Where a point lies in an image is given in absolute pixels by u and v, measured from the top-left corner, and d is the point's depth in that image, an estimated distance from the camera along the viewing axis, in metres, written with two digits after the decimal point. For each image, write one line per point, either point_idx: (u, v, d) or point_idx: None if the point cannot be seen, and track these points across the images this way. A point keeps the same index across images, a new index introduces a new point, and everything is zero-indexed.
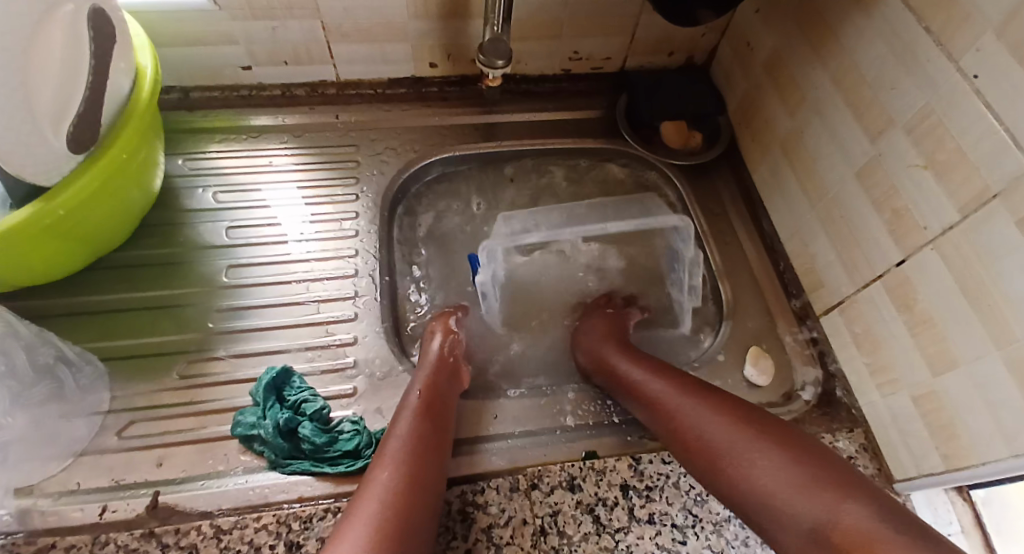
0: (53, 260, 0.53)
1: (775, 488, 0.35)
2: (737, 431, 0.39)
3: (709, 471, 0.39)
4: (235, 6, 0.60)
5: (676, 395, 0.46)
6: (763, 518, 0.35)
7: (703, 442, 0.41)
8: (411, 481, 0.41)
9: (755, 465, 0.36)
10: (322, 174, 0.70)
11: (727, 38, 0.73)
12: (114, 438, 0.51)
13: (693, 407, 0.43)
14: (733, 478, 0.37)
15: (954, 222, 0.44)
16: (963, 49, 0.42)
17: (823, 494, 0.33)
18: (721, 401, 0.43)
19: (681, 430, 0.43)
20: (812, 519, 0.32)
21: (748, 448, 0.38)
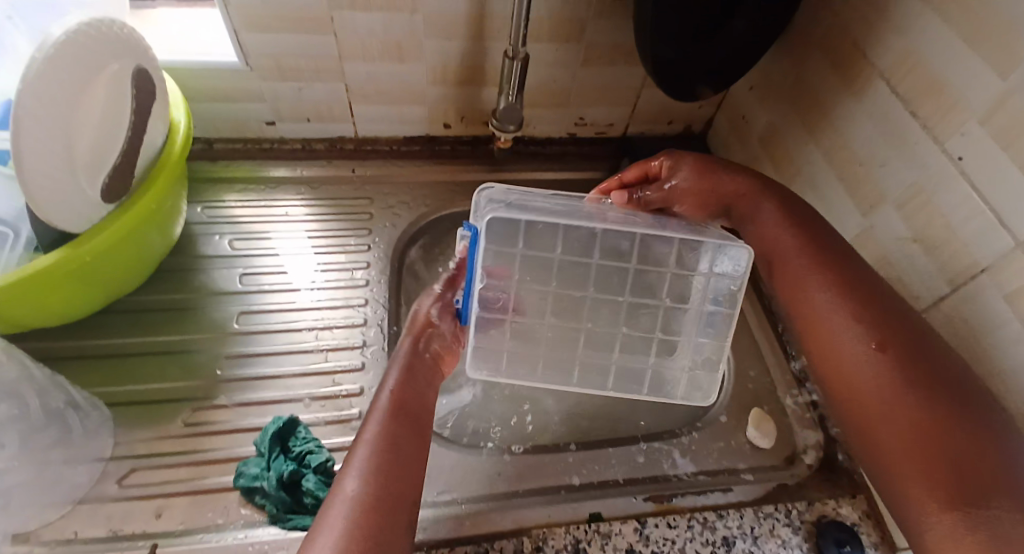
0: (70, 303, 0.54)
1: (936, 449, 0.37)
2: (942, 383, 0.39)
3: (849, 384, 0.42)
4: (266, 67, 0.64)
5: (842, 302, 0.45)
6: (901, 465, 0.38)
7: (887, 369, 0.41)
8: (378, 490, 0.38)
9: (926, 419, 0.38)
10: (336, 224, 0.72)
11: (722, 111, 0.78)
12: (114, 486, 0.51)
13: (869, 336, 0.42)
14: (892, 415, 0.39)
15: (946, 293, 0.46)
16: (948, 134, 0.45)
17: (986, 475, 0.35)
18: (907, 335, 0.42)
19: (843, 350, 0.43)
20: (966, 496, 0.35)
21: (928, 401, 0.38)
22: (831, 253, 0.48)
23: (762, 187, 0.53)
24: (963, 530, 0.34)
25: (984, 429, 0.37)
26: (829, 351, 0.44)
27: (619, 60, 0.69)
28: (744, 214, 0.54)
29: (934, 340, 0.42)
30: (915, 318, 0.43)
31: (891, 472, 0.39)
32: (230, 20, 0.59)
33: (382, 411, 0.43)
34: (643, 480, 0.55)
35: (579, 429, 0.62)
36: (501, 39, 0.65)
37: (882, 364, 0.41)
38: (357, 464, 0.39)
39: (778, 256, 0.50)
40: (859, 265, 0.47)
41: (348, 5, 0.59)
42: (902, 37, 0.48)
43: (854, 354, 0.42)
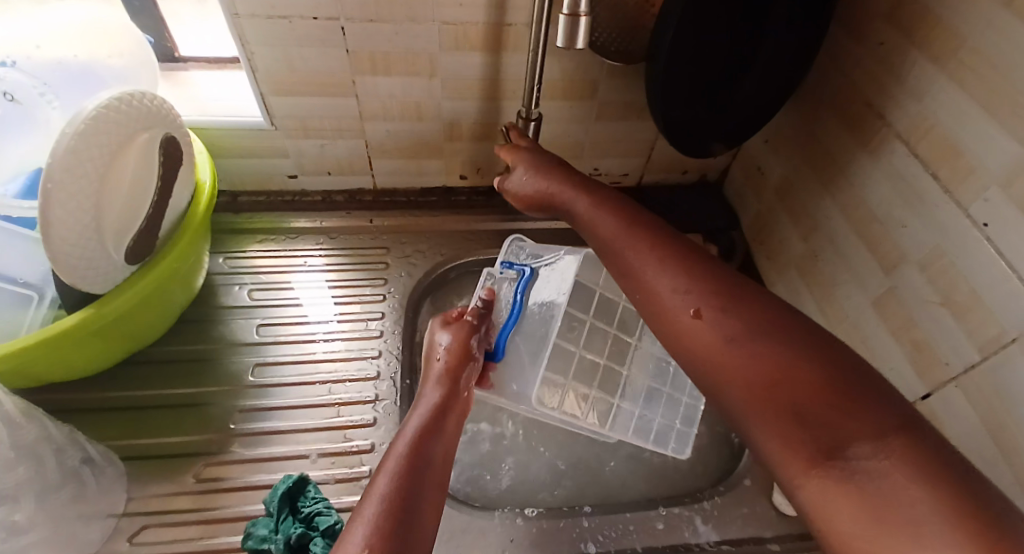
0: (93, 359, 0.55)
1: (774, 394, 0.30)
2: (724, 314, 0.34)
3: (720, 368, 0.33)
4: (290, 127, 0.67)
5: (660, 260, 0.39)
6: (763, 422, 0.30)
7: (668, 312, 0.36)
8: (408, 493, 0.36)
9: (752, 354, 0.32)
10: (353, 275, 0.73)
11: (738, 162, 0.78)
12: (125, 544, 0.51)
13: (667, 268, 0.38)
14: (745, 373, 0.32)
15: (976, 361, 0.45)
16: (970, 198, 0.44)
17: (838, 412, 0.27)
18: (695, 264, 0.38)
19: (650, 294, 0.38)
20: (831, 449, 0.27)
21: (738, 341, 0.33)
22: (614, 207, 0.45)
23: (562, 166, 0.51)
24: (833, 490, 0.26)
25: (807, 355, 0.30)
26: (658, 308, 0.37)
27: (632, 116, 0.70)
28: (569, 214, 0.49)
29: (686, 257, 0.38)
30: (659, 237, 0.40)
31: (752, 435, 0.31)
32: (256, 85, 0.61)
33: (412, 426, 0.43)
34: (660, 549, 0.53)
35: (594, 490, 0.60)
36: (516, 99, 0.67)
37: (714, 320, 0.34)
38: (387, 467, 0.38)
39: (588, 211, 0.46)
40: (634, 206, 0.45)
41: (369, 70, 0.61)
42: (917, 100, 0.48)
43: (683, 321, 0.35)
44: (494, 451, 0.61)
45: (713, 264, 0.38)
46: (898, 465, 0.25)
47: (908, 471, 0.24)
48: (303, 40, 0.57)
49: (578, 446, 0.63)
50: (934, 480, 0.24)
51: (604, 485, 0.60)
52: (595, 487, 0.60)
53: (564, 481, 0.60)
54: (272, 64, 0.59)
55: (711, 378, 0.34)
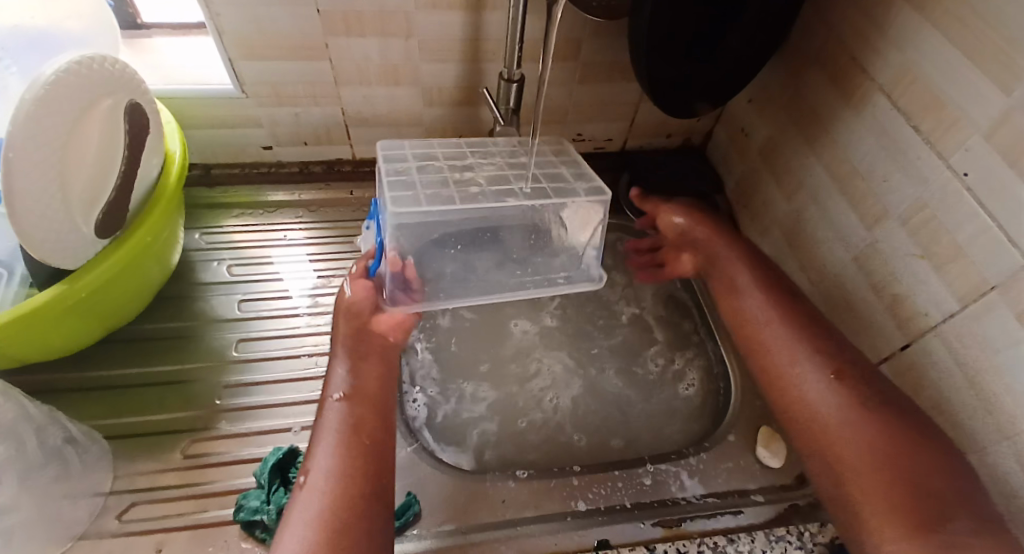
0: (70, 339, 0.54)
1: (898, 488, 0.44)
2: (862, 383, 0.50)
3: (817, 440, 0.50)
4: (262, 93, 0.64)
5: (790, 341, 0.55)
6: (876, 518, 0.44)
7: (824, 420, 0.50)
8: (344, 473, 0.44)
9: (873, 432, 0.47)
10: (335, 247, 0.72)
11: (721, 124, 0.77)
12: (114, 521, 0.50)
13: (806, 358, 0.53)
14: (857, 463, 0.46)
15: (955, 311, 0.46)
16: (951, 150, 0.44)
17: (960, 502, 0.41)
18: (842, 356, 0.52)
19: (816, 401, 0.51)
20: (929, 515, 0.42)
21: (859, 411, 0.48)
22: (771, 341, 0.56)
23: (739, 241, 0.64)
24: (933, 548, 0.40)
25: (923, 440, 0.45)
26: (794, 396, 0.52)
27: (617, 77, 0.69)
28: (754, 347, 0.57)
29: (823, 342, 0.53)
30: (817, 334, 0.54)
31: (841, 486, 0.47)
32: (224, 49, 0.59)
33: (334, 430, 0.47)
34: (650, 503, 0.54)
35: (583, 451, 0.60)
36: (498, 61, 0.65)
37: (833, 406, 0.50)
38: (316, 467, 0.44)
39: (746, 334, 0.59)
40: (800, 297, 0.58)
41: (343, 32, 0.59)
42: (901, 52, 0.48)
43: (819, 384, 0.51)
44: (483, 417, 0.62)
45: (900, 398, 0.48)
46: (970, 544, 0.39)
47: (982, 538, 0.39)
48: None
49: (565, 410, 0.63)
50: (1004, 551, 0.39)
51: (595, 446, 0.61)
52: (583, 449, 0.61)
53: (552, 443, 0.61)
54: (240, 26, 0.57)
55: (807, 431, 0.50)
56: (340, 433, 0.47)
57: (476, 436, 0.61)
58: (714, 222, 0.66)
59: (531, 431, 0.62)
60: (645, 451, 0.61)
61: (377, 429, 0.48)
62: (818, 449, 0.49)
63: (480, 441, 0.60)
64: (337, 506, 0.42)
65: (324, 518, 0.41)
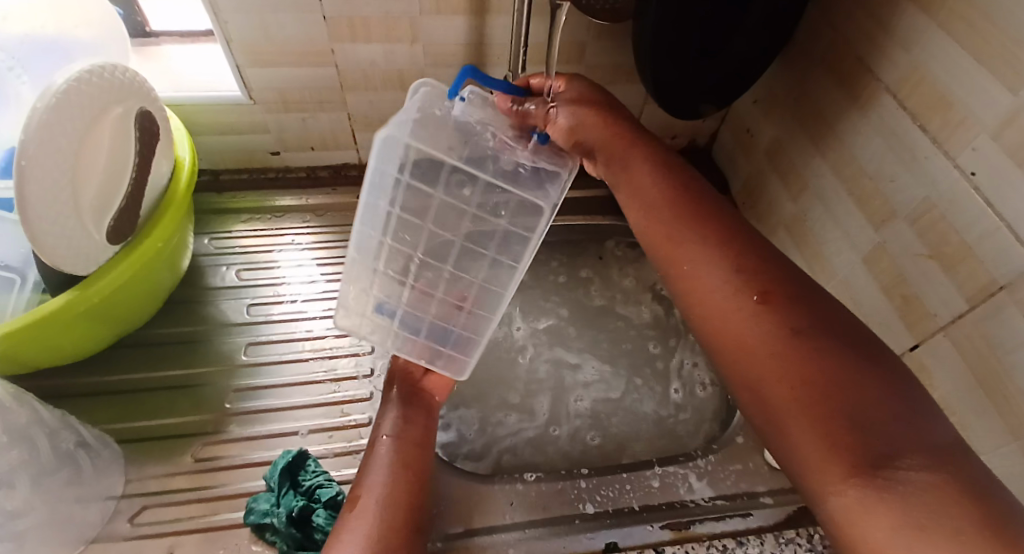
0: (82, 344, 0.54)
1: (832, 416, 0.30)
2: (789, 302, 0.35)
3: (739, 348, 0.36)
4: (270, 100, 0.65)
5: (692, 233, 0.41)
6: (803, 444, 0.31)
7: (730, 320, 0.37)
8: (390, 500, 0.44)
9: (794, 350, 0.33)
10: (343, 251, 0.72)
11: (727, 124, 0.77)
12: (126, 525, 0.51)
13: (722, 265, 0.39)
14: (778, 379, 0.33)
15: (964, 311, 0.45)
16: (959, 149, 0.44)
17: (908, 440, 0.28)
18: (766, 267, 0.38)
19: (714, 299, 0.38)
20: (874, 456, 0.28)
21: (787, 332, 0.34)
22: (677, 242, 0.42)
23: (639, 137, 0.47)
24: (871, 499, 0.27)
25: (869, 363, 0.32)
26: (696, 291, 0.39)
27: (622, 80, 0.69)
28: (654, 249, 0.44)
29: (744, 253, 0.39)
30: (731, 238, 0.40)
31: (778, 428, 0.33)
32: (232, 56, 0.59)
33: (385, 459, 0.47)
34: (658, 506, 0.54)
35: (591, 453, 0.60)
36: (503, 65, 0.65)
37: (756, 313, 0.36)
38: (364, 491, 0.45)
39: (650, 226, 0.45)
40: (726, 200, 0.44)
41: (348, 38, 0.59)
42: (907, 51, 0.48)
43: (737, 305, 0.37)
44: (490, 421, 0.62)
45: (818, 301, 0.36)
46: (922, 491, 0.26)
47: (946, 490, 0.26)
48: (276, 7, 0.55)
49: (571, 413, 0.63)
50: (968, 500, 0.25)
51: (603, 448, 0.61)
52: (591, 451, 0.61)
53: (561, 444, 0.61)
54: (247, 34, 0.57)
55: (735, 375, 0.36)
56: (390, 463, 0.47)
57: (485, 438, 0.61)
58: (616, 118, 0.47)
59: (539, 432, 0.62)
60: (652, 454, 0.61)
61: (423, 473, 0.48)
62: (733, 361, 0.36)
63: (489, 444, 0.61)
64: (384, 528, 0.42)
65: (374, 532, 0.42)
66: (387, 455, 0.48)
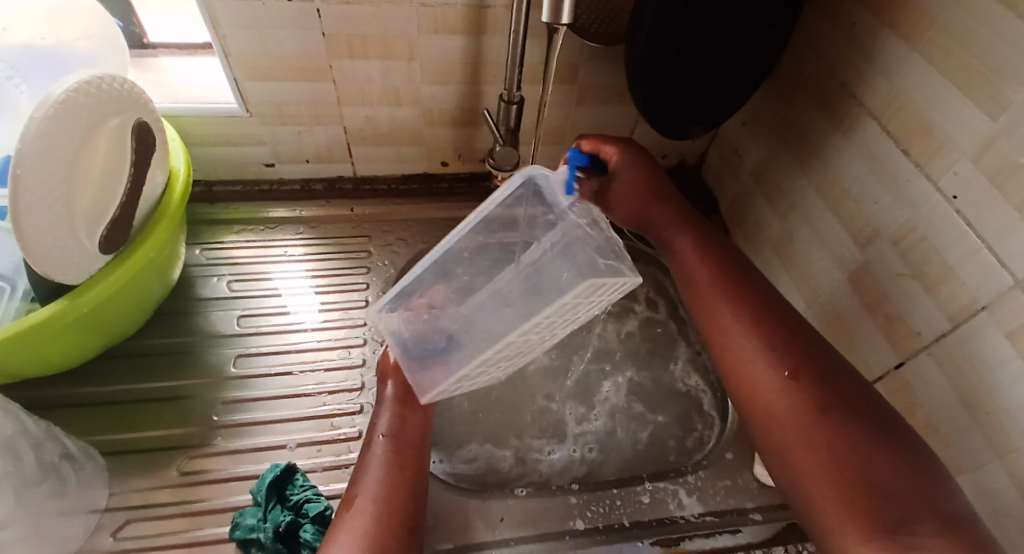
0: (69, 354, 0.54)
1: (858, 485, 0.36)
2: (818, 381, 0.42)
3: (771, 416, 0.42)
4: (266, 113, 0.65)
5: (736, 313, 0.48)
6: (824, 496, 0.37)
7: (763, 392, 0.43)
8: (387, 498, 0.44)
9: (823, 425, 0.39)
10: (335, 264, 0.72)
11: (715, 145, 0.79)
12: (108, 539, 0.50)
13: (763, 345, 0.45)
14: (808, 447, 0.39)
15: (945, 330, 0.47)
16: (940, 173, 0.46)
17: (918, 506, 0.35)
18: (797, 350, 0.44)
19: (750, 368, 0.44)
20: (890, 520, 0.34)
21: (816, 406, 0.40)
22: (721, 321, 0.48)
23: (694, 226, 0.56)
24: None
25: (889, 441, 0.38)
26: (738, 362, 0.45)
27: (614, 100, 0.70)
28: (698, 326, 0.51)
29: (786, 334, 0.45)
30: (775, 319, 0.46)
31: (802, 486, 0.39)
32: (230, 70, 0.60)
33: (381, 458, 0.47)
34: (648, 522, 0.54)
35: (581, 469, 0.60)
36: (498, 83, 0.66)
37: (791, 385, 0.42)
38: (361, 488, 0.45)
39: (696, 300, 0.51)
40: (761, 279, 0.51)
41: (345, 55, 0.60)
42: (889, 78, 0.50)
43: (773, 380, 0.43)
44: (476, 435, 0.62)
45: (848, 379, 0.42)
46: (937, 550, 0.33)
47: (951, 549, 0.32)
48: (276, 22, 0.56)
49: (565, 430, 0.63)
50: None
51: (597, 464, 0.61)
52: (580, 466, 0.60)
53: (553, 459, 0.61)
54: (246, 49, 0.58)
55: (764, 436, 0.42)
56: (385, 462, 0.47)
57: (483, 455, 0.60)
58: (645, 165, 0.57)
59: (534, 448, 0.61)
60: (639, 468, 0.60)
61: (418, 472, 0.48)
62: (763, 429, 0.42)
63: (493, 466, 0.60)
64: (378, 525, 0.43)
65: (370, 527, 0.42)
66: (379, 448, 0.48)
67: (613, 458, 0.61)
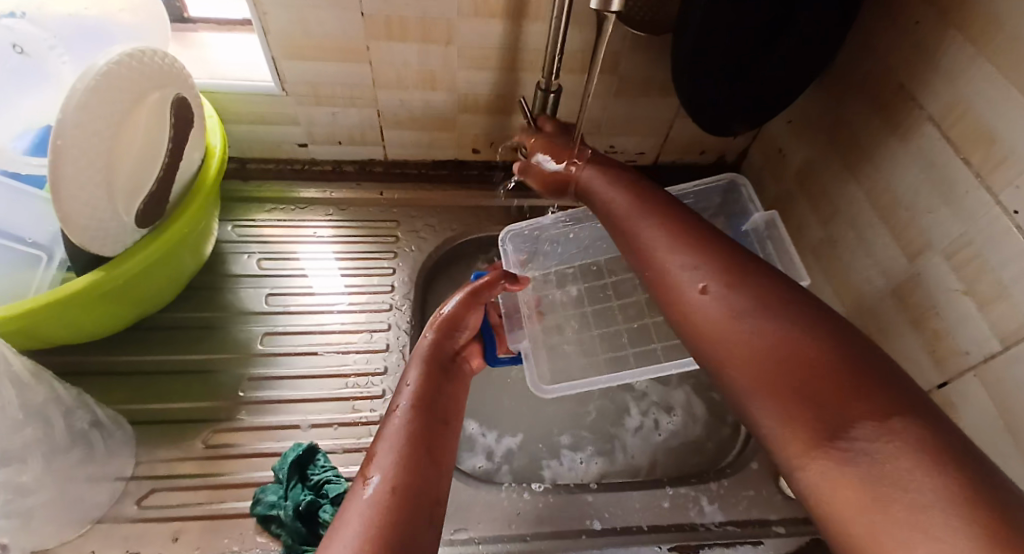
0: (102, 323, 0.55)
1: (797, 385, 0.31)
2: (733, 292, 0.38)
3: (716, 342, 0.37)
4: (302, 93, 0.65)
5: (652, 220, 0.46)
6: (764, 408, 0.33)
7: (686, 306, 0.40)
8: (404, 488, 0.36)
9: (791, 342, 0.33)
10: (363, 247, 0.72)
11: (757, 144, 0.76)
12: (134, 507, 0.52)
13: (746, 320, 0.36)
14: (743, 359, 0.35)
15: (997, 352, 0.44)
16: (1003, 187, 0.43)
17: (841, 406, 0.29)
18: (702, 267, 0.41)
19: (670, 283, 0.42)
20: (829, 427, 0.29)
21: (754, 316, 0.36)
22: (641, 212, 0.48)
23: (675, 208, 0.47)
24: (833, 473, 0.28)
25: (767, 313, 0.35)
26: (662, 273, 0.43)
27: (655, 93, 0.68)
28: (604, 211, 0.52)
29: (705, 249, 0.42)
30: (665, 249, 0.43)
31: (751, 415, 0.34)
32: (268, 48, 0.60)
33: (396, 439, 0.40)
34: (667, 527, 0.53)
35: (634, 468, 0.60)
36: (536, 71, 0.65)
37: (717, 294, 0.38)
38: (376, 471, 0.37)
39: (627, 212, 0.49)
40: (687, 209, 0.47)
41: (384, 37, 0.59)
42: (953, 82, 0.47)
43: (693, 296, 0.39)
44: (525, 430, 0.63)
45: (733, 259, 0.40)
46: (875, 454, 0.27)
47: (909, 456, 0.26)
48: (317, 1, 0.55)
49: (614, 427, 0.63)
50: (939, 457, 0.25)
51: (653, 464, 0.61)
52: (634, 464, 0.61)
53: (608, 453, 0.61)
54: (284, 26, 0.58)
55: (707, 347, 0.38)
56: (402, 445, 0.39)
57: (547, 440, 0.62)
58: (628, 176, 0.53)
59: (585, 442, 0.62)
60: (681, 468, 0.61)
61: (443, 450, 0.42)
62: (707, 349, 0.38)
63: (540, 465, 0.60)
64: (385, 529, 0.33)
65: (378, 519, 0.33)
66: (398, 412, 0.43)
67: (677, 451, 0.62)
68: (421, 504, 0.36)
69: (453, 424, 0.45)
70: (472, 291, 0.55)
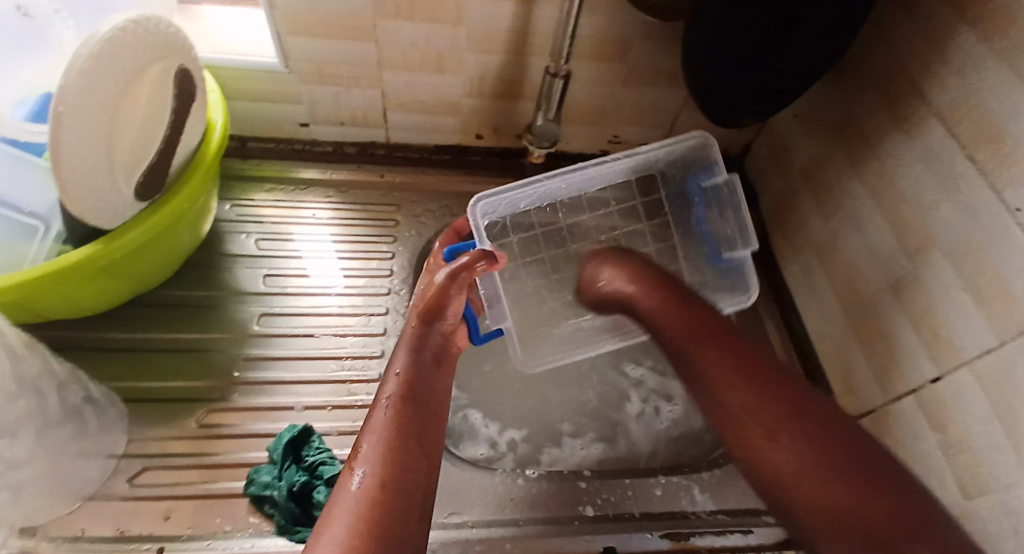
0: (98, 298, 0.54)
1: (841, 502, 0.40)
2: (763, 400, 0.47)
3: (777, 477, 0.43)
4: (305, 71, 0.64)
5: (709, 354, 0.51)
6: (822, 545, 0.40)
7: (771, 415, 0.46)
8: (392, 481, 0.39)
9: (820, 468, 0.42)
10: (363, 230, 0.71)
11: (762, 138, 0.76)
12: (125, 485, 0.51)
13: (782, 440, 0.44)
14: (783, 462, 0.44)
15: (992, 348, 0.44)
16: (1007, 185, 0.43)
17: (900, 529, 0.37)
18: (742, 399, 0.48)
19: (748, 394, 0.48)
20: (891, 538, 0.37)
21: (813, 462, 0.42)
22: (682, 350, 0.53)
23: (667, 281, 0.58)
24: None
25: (799, 415, 0.46)
26: (717, 411, 0.49)
27: (663, 83, 0.68)
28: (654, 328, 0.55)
29: (752, 389, 0.48)
30: (709, 378, 0.50)
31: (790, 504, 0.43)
32: (272, 23, 0.58)
33: (379, 430, 0.42)
34: (658, 514, 0.54)
35: (634, 455, 0.61)
36: (543, 56, 0.64)
37: (780, 450, 0.44)
38: (363, 463, 0.40)
39: (678, 337, 0.53)
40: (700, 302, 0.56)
41: (391, 16, 0.58)
42: (962, 79, 0.47)
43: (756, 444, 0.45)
44: (529, 415, 0.62)
45: (751, 358, 0.50)
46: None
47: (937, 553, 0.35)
48: None
49: (616, 413, 0.63)
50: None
51: (654, 450, 0.61)
52: (636, 451, 0.61)
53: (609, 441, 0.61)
54: (290, 1, 0.56)
55: (758, 469, 0.45)
56: (388, 437, 0.41)
57: (547, 427, 0.62)
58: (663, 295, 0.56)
59: (587, 429, 0.62)
60: (679, 456, 0.61)
61: (429, 436, 0.44)
62: (750, 457, 0.46)
63: (545, 452, 0.60)
64: (370, 527, 0.36)
65: (364, 515, 0.36)
66: (388, 399, 0.44)
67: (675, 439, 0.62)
68: (407, 502, 0.39)
69: (439, 412, 0.46)
70: (454, 272, 0.47)
